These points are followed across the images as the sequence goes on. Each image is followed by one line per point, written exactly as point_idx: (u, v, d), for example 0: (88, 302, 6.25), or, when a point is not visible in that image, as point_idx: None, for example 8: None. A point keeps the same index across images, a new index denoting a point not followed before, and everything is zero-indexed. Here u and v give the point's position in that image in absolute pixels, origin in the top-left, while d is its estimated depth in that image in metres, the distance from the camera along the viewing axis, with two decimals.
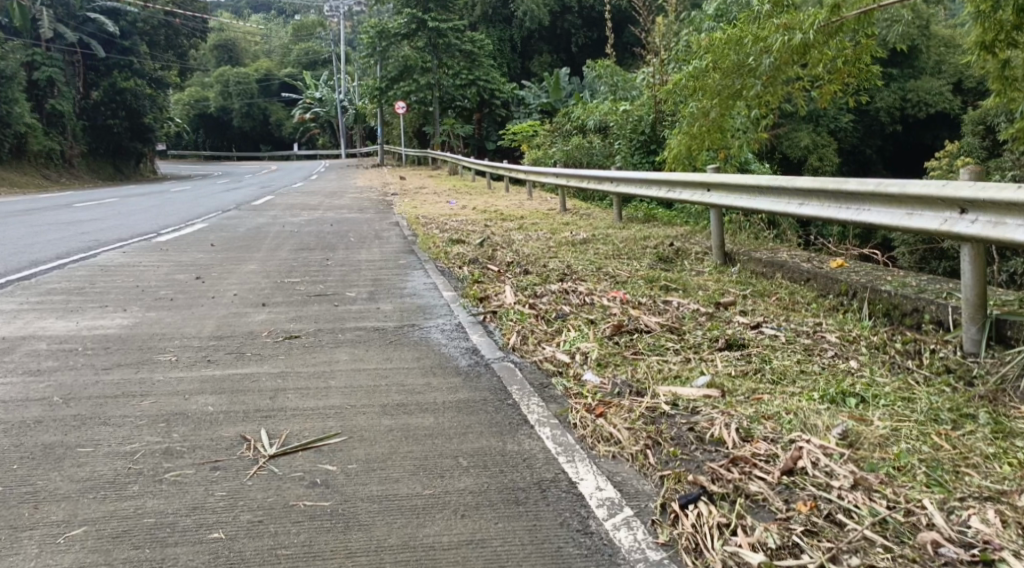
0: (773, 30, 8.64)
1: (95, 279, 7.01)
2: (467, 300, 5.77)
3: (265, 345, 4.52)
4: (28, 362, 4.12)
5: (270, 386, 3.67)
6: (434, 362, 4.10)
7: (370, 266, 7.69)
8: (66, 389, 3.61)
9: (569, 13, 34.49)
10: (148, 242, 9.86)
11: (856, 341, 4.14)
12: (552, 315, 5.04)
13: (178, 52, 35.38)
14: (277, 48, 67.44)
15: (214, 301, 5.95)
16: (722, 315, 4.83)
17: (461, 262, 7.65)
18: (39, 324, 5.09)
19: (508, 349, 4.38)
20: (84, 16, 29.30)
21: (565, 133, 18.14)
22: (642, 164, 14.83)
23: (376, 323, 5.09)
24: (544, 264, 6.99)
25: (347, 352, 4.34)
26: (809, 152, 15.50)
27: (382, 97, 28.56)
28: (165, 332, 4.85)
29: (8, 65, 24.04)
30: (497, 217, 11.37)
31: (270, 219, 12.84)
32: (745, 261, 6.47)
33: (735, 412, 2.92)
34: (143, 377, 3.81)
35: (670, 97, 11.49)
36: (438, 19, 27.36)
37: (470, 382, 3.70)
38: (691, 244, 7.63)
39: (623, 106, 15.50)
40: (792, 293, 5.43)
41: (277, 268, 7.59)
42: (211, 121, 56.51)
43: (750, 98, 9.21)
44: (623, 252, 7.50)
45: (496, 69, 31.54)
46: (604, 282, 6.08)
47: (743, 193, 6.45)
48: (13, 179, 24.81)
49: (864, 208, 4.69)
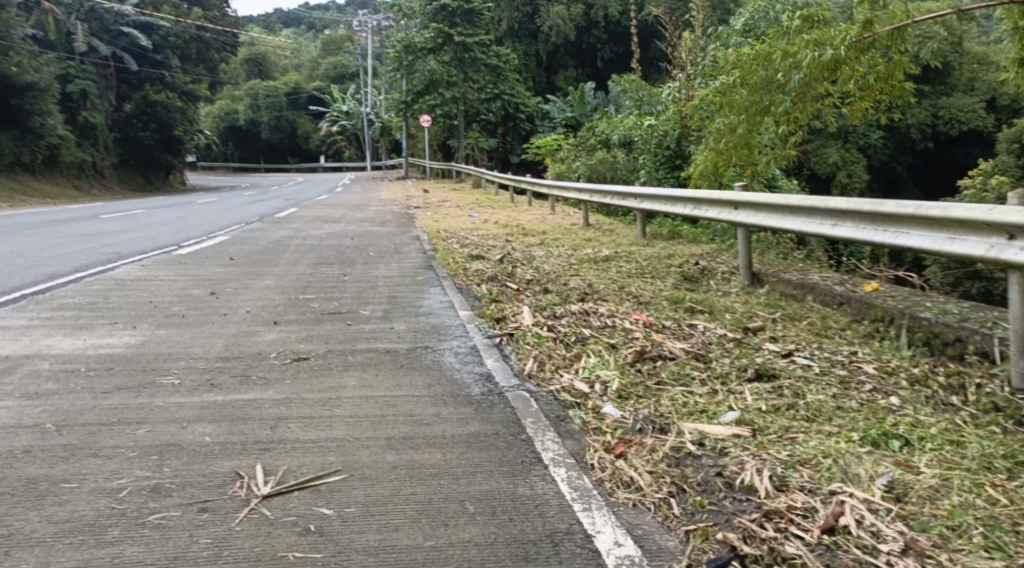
0: (803, 46, 8.43)
1: (110, 294, 6.93)
2: (483, 321, 5.56)
3: (272, 367, 4.34)
4: (26, 384, 3.97)
5: (272, 414, 3.49)
6: (445, 390, 3.89)
7: (387, 283, 7.54)
8: (60, 415, 3.45)
9: (596, 27, 34.37)
10: (169, 255, 9.81)
11: (895, 373, 3.90)
12: (570, 339, 4.82)
13: (209, 65, 35.67)
14: (305, 62, 68.24)
15: (225, 319, 5.80)
16: (751, 343, 4.59)
17: (479, 279, 7.47)
18: (45, 342, 4.96)
19: (523, 375, 4.17)
20: (117, 30, 29.59)
21: (589, 147, 17.95)
22: (667, 180, 14.63)
23: (388, 344, 4.92)
24: (564, 282, 6.79)
25: (356, 377, 4.15)
26: (838, 168, 15.10)
27: (407, 110, 28.64)
28: (171, 352, 4.70)
29: (42, 78, 24.34)
30: (518, 231, 11.22)
31: (292, 232, 12.79)
32: (773, 282, 6.23)
33: (768, 456, 2.69)
34: (141, 402, 3.65)
35: (697, 113, 11.32)
36: (464, 33, 27.43)
37: (481, 413, 3.50)
38: (718, 263, 7.39)
39: (649, 121, 15.31)
40: (824, 317, 5.17)
41: (293, 284, 7.46)
42: (240, 134, 57.27)
43: (778, 115, 8.86)
44: (647, 271, 7.28)
45: (521, 83, 31.47)
46: (626, 302, 5.86)
47: (772, 212, 6.21)
48: (44, 190, 25.11)
49: (904, 231, 4.43)
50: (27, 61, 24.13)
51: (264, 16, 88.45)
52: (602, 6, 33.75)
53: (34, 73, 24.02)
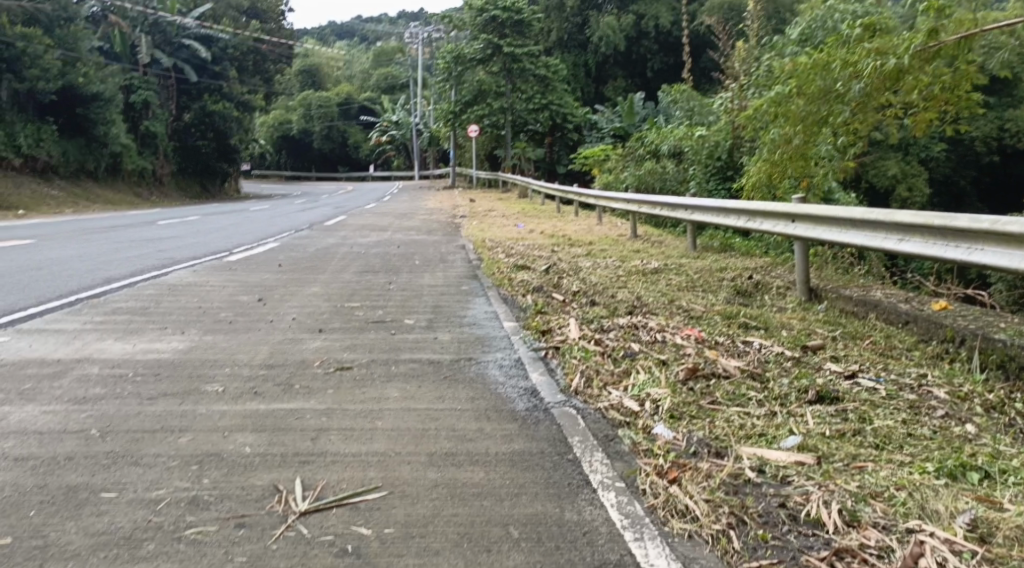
0: (864, 55, 8.17)
1: (162, 298, 6.99)
2: (529, 333, 5.44)
3: (315, 376, 4.28)
4: (75, 388, 3.97)
5: (314, 424, 3.43)
6: (489, 404, 3.78)
7: (432, 291, 7.49)
8: (105, 422, 3.43)
9: (646, 38, 34.06)
10: (221, 261, 9.93)
11: (968, 399, 3.71)
12: (619, 354, 4.67)
13: (266, 76, 35.99)
14: (357, 73, 69.51)
15: (271, 326, 5.78)
16: (810, 362, 4.41)
17: (525, 289, 7.37)
18: (97, 346, 4.99)
19: (570, 392, 4.02)
20: (179, 42, 30.35)
21: (638, 157, 17.74)
22: (718, 191, 14.36)
23: (431, 355, 4.83)
24: (612, 295, 6.64)
25: (398, 388, 4.07)
26: (897, 182, 14.50)
27: (456, 120, 29.02)
28: (217, 358, 4.68)
29: (107, 88, 25.04)
30: (565, 241, 11.13)
31: (341, 239, 12.89)
32: (832, 298, 6.00)
33: (836, 487, 2.56)
34: (185, 410, 3.62)
35: (749, 123, 11.08)
36: (514, 44, 27.46)
37: (527, 430, 3.38)
38: (772, 278, 7.15)
39: (699, 132, 15.08)
40: (888, 337, 4.94)
41: (339, 291, 7.45)
42: (293, 143, 58.57)
43: (837, 125, 8.65)
44: (698, 284, 7.10)
45: (570, 93, 31.39)
46: (677, 317, 5.68)
47: (831, 226, 5.96)
48: (106, 197, 25.85)
49: (979, 248, 4.26)
50: (94, 72, 24.72)
51: (319, 28, 90.05)
52: (653, 17, 33.46)
53: (99, 84, 24.71)
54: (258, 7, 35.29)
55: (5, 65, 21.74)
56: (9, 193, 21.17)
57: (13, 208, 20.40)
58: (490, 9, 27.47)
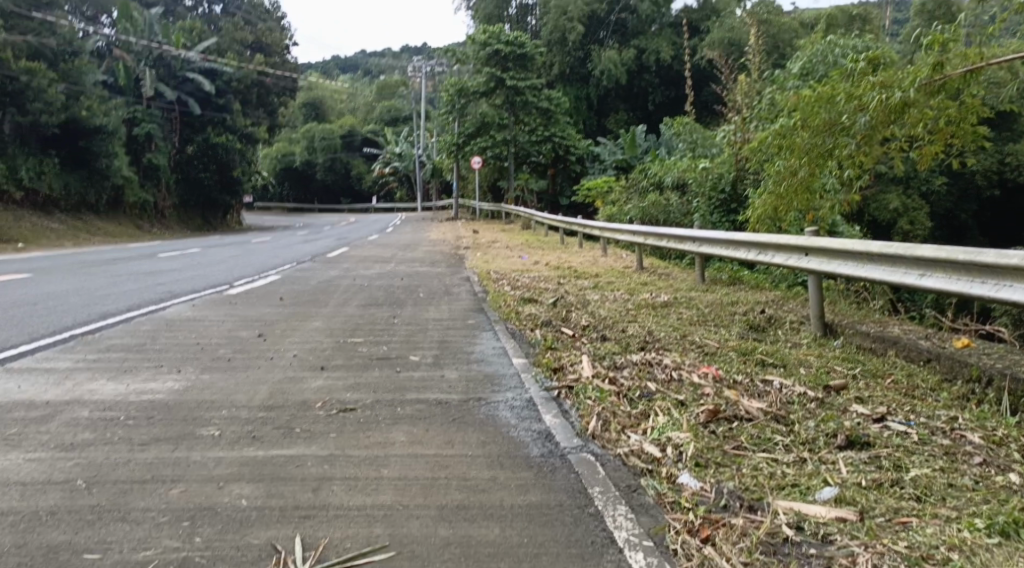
0: (869, 87, 8.11)
1: (159, 335, 6.81)
2: (540, 371, 5.22)
3: (317, 419, 4.07)
4: (62, 433, 3.77)
5: (315, 473, 3.22)
6: (501, 450, 3.56)
7: (438, 326, 7.31)
8: (92, 471, 3.23)
9: (647, 71, 34.28)
10: (220, 295, 9.74)
11: (1004, 444, 3.51)
12: (634, 394, 4.45)
13: (269, 109, 36.11)
14: (361, 105, 70.05)
15: (272, 364, 5.57)
16: (836, 404, 4.19)
17: (533, 324, 7.17)
18: (88, 386, 4.80)
19: (586, 436, 3.81)
20: (183, 76, 30.40)
21: (641, 189, 17.62)
22: (722, 224, 14.22)
23: (439, 395, 4.61)
24: (623, 330, 6.44)
25: (404, 432, 3.86)
26: (899, 215, 14.21)
27: (459, 151, 29.01)
28: (214, 400, 4.48)
29: (110, 121, 25.05)
30: (570, 273, 10.96)
31: (343, 272, 12.71)
32: (848, 334, 5.79)
33: (885, 548, 2.41)
34: (178, 457, 3.42)
35: (755, 155, 10.96)
36: (517, 77, 27.58)
37: (542, 479, 3.17)
38: (785, 312, 6.94)
39: (703, 164, 14.99)
40: (910, 375, 4.73)
41: (341, 326, 7.26)
42: (296, 175, 58.83)
43: (842, 157, 8.46)
44: (709, 318, 6.89)
45: (572, 126, 31.43)
46: (692, 353, 5.47)
47: (847, 259, 5.74)
48: (107, 229, 25.80)
49: (1007, 285, 4.11)
50: (97, 104, 24.74)
51: (323, 61, 90.92)
52: (654, 51, 33.56)
53: (103, 117, 24.76)
54: (263, 41, 35.56)
55: (9, 99, 21.84)
56: (9, 226, 21.16)
57: (12, 240, 20.40)
58: (493, 43, 27.59)
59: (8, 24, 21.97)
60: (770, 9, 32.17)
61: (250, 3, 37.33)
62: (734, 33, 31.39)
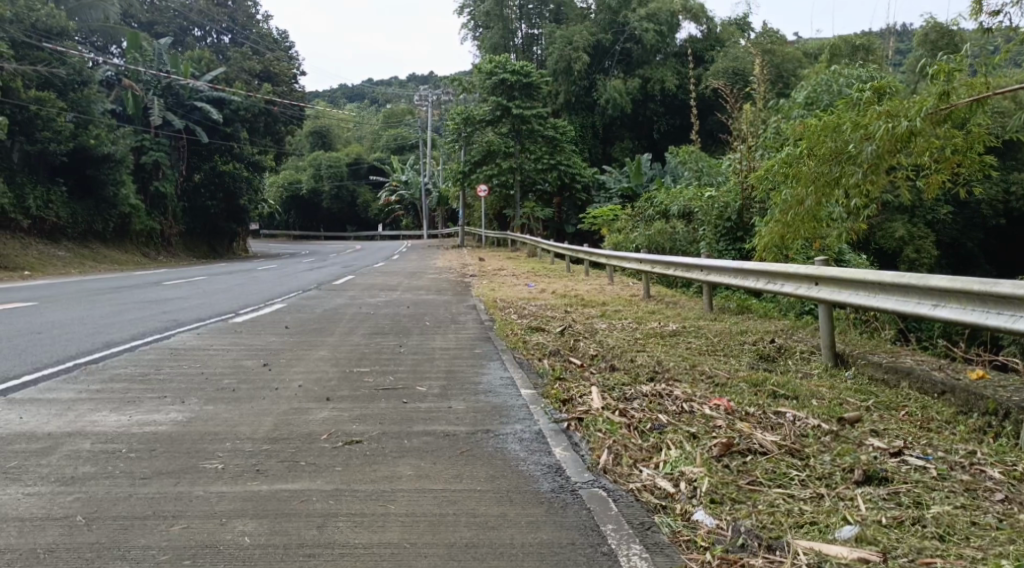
0: (875, 117, 8.01)
1: (163, 364, 6.75)
2: (548, 402, 5.14)
3: (322, 452, 4.00)
4: (63, 467, 3.70)
5: (320, 509, 3.15)
6: (510, 485, 3.48)
7: (443, 355, 7.24)
8: (92, 506, 3.16)
9: (652, 101, 34.49)
10: (225, 324, 9.69)
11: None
12: (645, 426, 4.37)
13: (276, 138, 36.35)
14: (368, 134, 70.54)
15: (276, 394, 5.49)
16: (851, 436, 4.11)
17: (540, 353, 7.09)
18: (90, 417, 4.73)
19: (597, 470, 3.74)
20: (192, 105, 30.62)
21: (647, 217, 17.59)
22: (728, 252, 14.17)
23: (446, 427, 4.53)
24: (632, 359, 6.36)
25: (411, 465, 3.78)
26: (905, 243, 14.10)
27: (465, 180, 29.11)
28: (218, 432, 4.41)
29: (119, 149, 25.22)
30: (577, 302, 10.90)
31: (349, 300, 12.66)
32: (860, 364, 5.69)
33: None
34: (180, 491, 3.35)
35: (762, 183, 10.91)
36: (523, 105, 27.75)
37: (553, 517, 3.11)
38: (795, 342, 6.85)
39: (709, 193, 14.96)
40: (925, 408, 4.64)
41: (347, 355, 7.19)
42: (303, 202, 59.13)
43: (849, 186, 8.39)
44: (719, 348, 6.81)
45: (578, 154, 31.50)
46: (702, 384, 5.39)
47: (858, 288, 5.67)
48: (113, 257, 25.88)
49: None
50: (106, 133, 24.93)
51: (331, 90, 91.74)
52: (659, 80, 33.75)
53: (111, 145, 24.95)
54: (270, 70, 35.88)
55: (18, 128, 22.05)
56: (16, 254, 21.24)
57: (19, 268, 20.48)
58: (498, 72, 27.79)
59: (19, 54, 22.22)
60: (774, 40, 32.40)
61: (258, 33, 37.77)
62: (738, 63, 31.58)
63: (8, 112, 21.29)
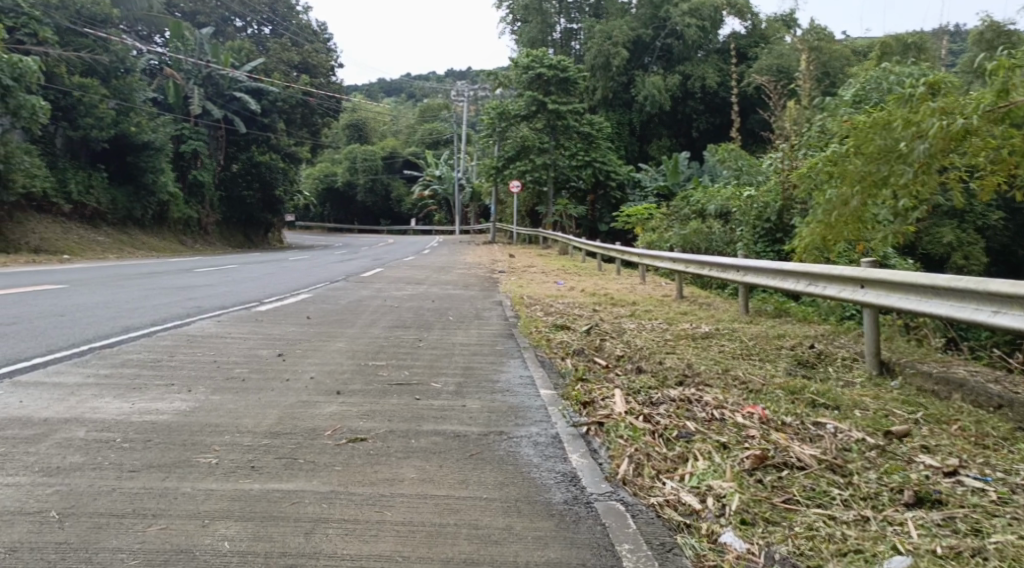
0: (928, 114, 7.46)
1: (178, 351, 6.58)
2: (569, 404, 4.84)
3: (323, 449, 3.76)
4: (50, 455, 3.50)
5: (311, 514, 2.91)
6: (519, 494, 3.22)
7: (464, 351, 6.98)
8: (69, 501, 2.94)
9: (692, 98, 33.97)
10: (247, 312, 9.54)
11: None
12: (672, 434, 4.06)
13: (313, 129, 36.44)
14: (404, 128, 70.65)
15: (286, 386, 5.27)
16: (899, 452, 3.76)
17: (565, 352, 6.79)
18: (91, 403, 4.54)
19: (616, 481, 3.45)
20: (230, 95, 30.39)
21: (683, 216, 17.19)
22: (767, 254, 13.71)
23: (458, 427, 4.25)
24: (660, 361, 6.03)
25: (415, 467, 3.51)
26: (952, 249, 13.43)
27: (498, 175, 28.88)
28: (218, 423, 4.18)
29: (158, 137, 25.30)
30: (607, 300, 10.58)
31: (375, 292, 12.47)
32: (908, 374, 5.29)
33: None
34: (167, 488, 3.11)
35: (804, 181, 10.45)
36: (559, 101, 27.41)
37: (563, 532, 2.87)
38: (836, 348, 6.45)
39: (748, 192, 14.48)
40: (980, 422, 4.26)
41: (365, 348, 6.96)
42: (337, 195, 59.41)
43: (897, 186, 7.92)
44: (755, 352, 6.44)
45: (614, 151, 31.04)
46: (735, 390, 5.04)
47: (909, 293, 5.26)
48: (151, 244, 26.14)
49: None
50: (145, 121, 25.04)
51: (367, 83, 91.91)
52: (700, 77, 33.20)
53: (151, 133, 25.10)
54: (309, 62, 36.00)
55: (61, 113, 22.23)
56: (56, 238, 21.46)
57: (57, 252, 20.67)
58: (535, 67, 27.47)
59: (64, 40, 22.40)
60: (821, 37, 31.69)
61: (298, 24, 37.88)
62: (783, 60, 30.95)
63: (53, 98, 21.47)
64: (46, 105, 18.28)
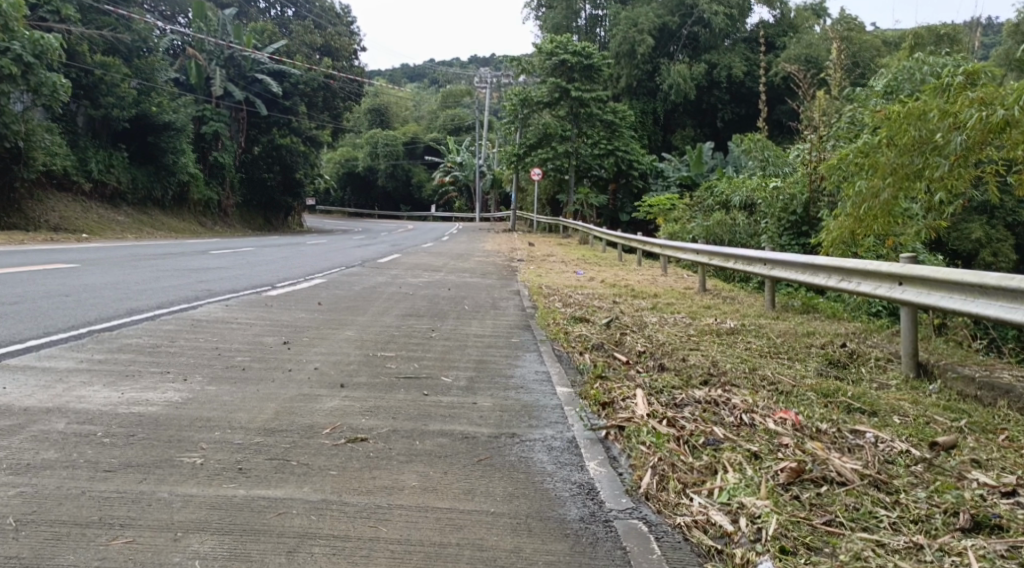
0: (966, 105, 6.83)
1: (181, 336, 6.32)
2: (586, 404, 4.52)
3: (320, 449, 3.47)
4: (23, 451, 3.22)
5: (296, 530, 2.62)
6: (531, 508, 2.92)
7: (477, 342, 6.66)
8: (32, 506, 2.68)
9: (717, 87, 33.37)
10: (258, 296, 9.28)
11: None
12: (698, 441, 3.70)
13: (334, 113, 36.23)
14: (425, 113, 70.31)
15: (287, 377, 4.98)
16: (948, 467, 3.40)
17: (583, 346, 6.45)
18: (78, 392, 4.27)
19: (637, 495, 3.12)
20: (253, 76, 30.28)
21: (706, 208, 16.75)
22: (791, 247, 13.25)
23: (466, 427, 3.93)
24: (683, 358, 5.69)
25: (418, 475, 3.19)
26: (981, 245, 12.87)
27: (520, 162, 28.53)
28: (211, 417, 3.90)
29: (180, 118, 25.12)
30: (628, 291, 10.25)
31: (390, 278, 12.18)
32: (947, 378, 4.89)
33: None
34: (142, 492, 2.83)
35: (834, 172, 9.98)
36: (582, 88, 27.02)
37: (580, 559, 2.57)
38: (869, 347, 6.07)
39: (774, 184, 14.06)
40: None
41: (375, 337, 6.67)
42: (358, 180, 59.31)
43: (932, 179, 7.48)
44: (784, 351, 6.05)
45: (636, 141, 30.55)
46: (764, 392, 4.67)
47: (953, 291, 4.82)
48: (172, 226, 26.06)
49: None
50: (167, 101, 24.86)
51: (391, 68, 91.77)
52: (726, 66, 32.66)
53: (172, 113, 24.92)
54: (331, 45, 35.79)
55: (83, 92, 22.06)
56: (75, 217, 21.37)
57: (76, 231, 20.52)
58: (559, 53, 27.00)
59: (86, 18, 22.21)
60: (851, 26, 31.00)
61: (321, 7, 37.50)
62: (812, 50, 30.28)
63: (74, 76, 21.25)
64: (68, 83, 18.02)
